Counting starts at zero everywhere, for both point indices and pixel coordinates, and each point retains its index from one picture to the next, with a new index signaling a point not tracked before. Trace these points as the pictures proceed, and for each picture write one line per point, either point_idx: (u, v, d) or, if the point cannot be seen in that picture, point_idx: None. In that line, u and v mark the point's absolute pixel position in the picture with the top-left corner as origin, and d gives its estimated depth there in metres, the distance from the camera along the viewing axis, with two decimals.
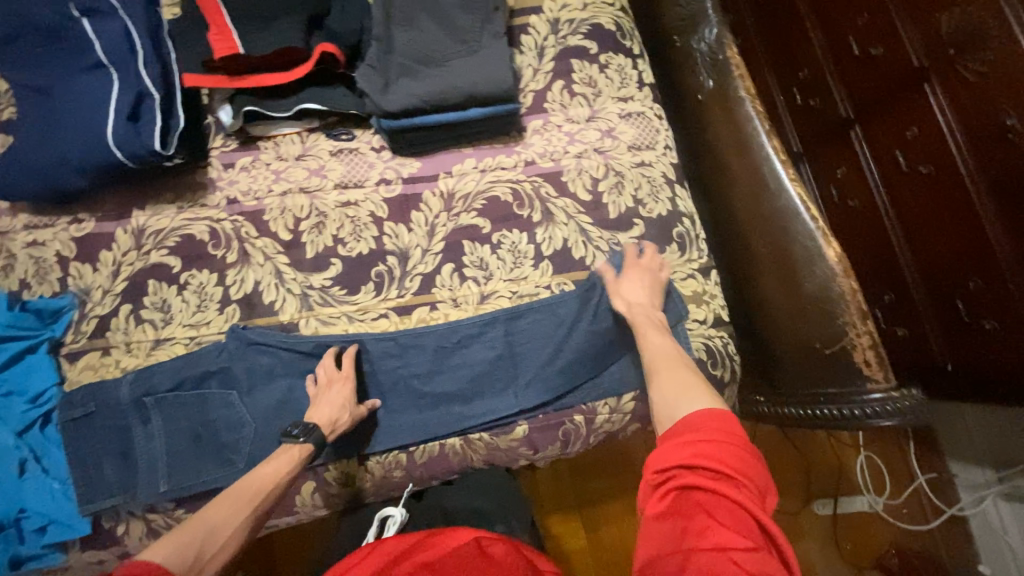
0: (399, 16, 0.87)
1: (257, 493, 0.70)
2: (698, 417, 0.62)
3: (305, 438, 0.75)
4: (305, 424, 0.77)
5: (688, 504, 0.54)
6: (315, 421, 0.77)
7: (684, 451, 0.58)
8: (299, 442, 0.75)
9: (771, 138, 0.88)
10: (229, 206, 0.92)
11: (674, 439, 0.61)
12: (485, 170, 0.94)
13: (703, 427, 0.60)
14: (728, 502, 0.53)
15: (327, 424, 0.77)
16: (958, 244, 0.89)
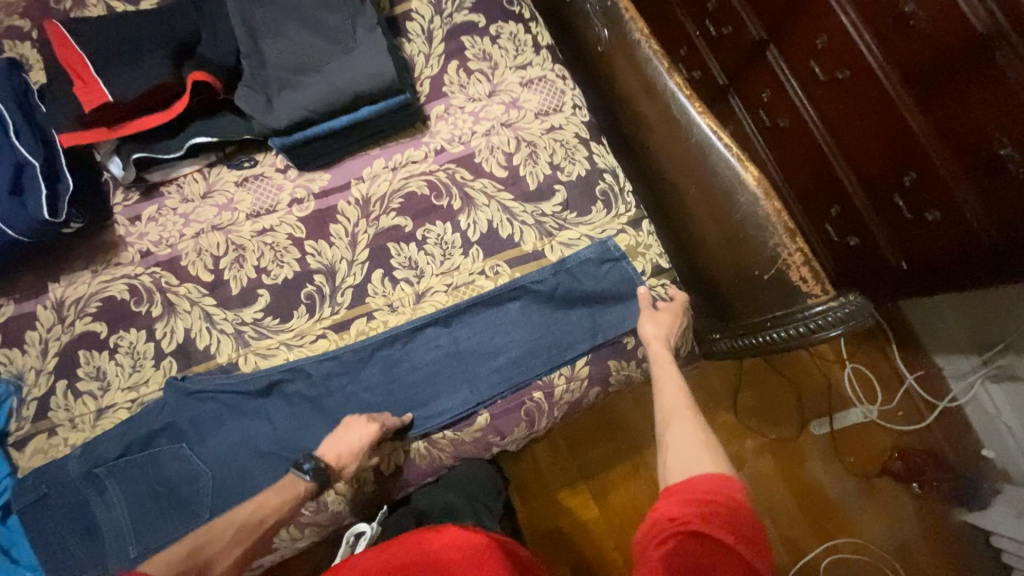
0: (263, 27, 0.84)
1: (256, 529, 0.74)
2: (706, 475, 0.62)
3: (311, 478, 0.75)
4: (316, 462, 0.76)
5: (692, 551, 0.56)
6: (326, 460, 0.77)
7: (694, 508, 0.59)
8: (307, 479, 0.75)
9: (673, 75, 0.87)
10: (144, 259, 0.90)
11: (688, 493, 0.61)
12: (396, 168, 0.92)
13: (715, 489, 0.61)
14: (733, 559, 0.55)
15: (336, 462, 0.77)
16: (885, 140, 1.01)
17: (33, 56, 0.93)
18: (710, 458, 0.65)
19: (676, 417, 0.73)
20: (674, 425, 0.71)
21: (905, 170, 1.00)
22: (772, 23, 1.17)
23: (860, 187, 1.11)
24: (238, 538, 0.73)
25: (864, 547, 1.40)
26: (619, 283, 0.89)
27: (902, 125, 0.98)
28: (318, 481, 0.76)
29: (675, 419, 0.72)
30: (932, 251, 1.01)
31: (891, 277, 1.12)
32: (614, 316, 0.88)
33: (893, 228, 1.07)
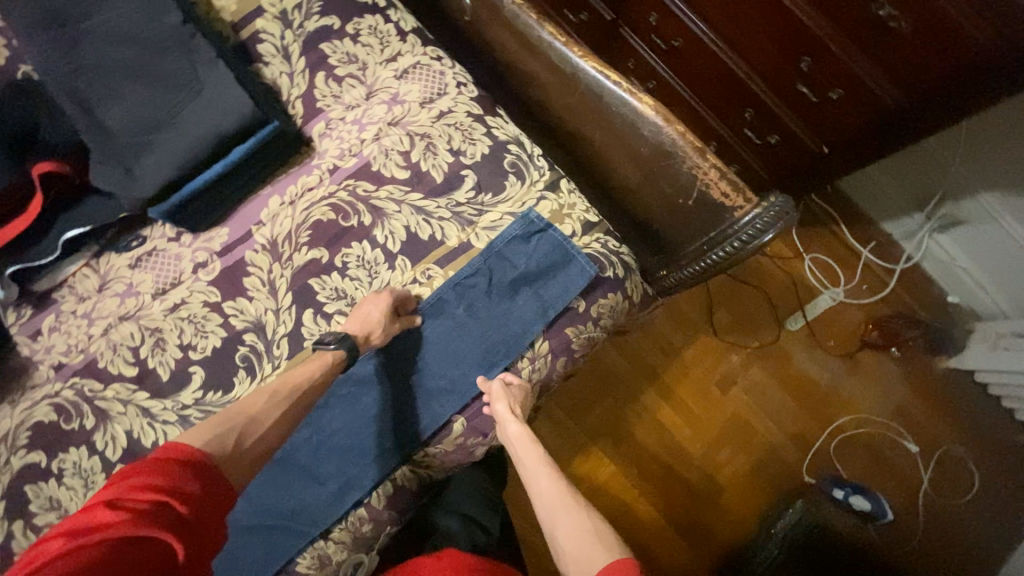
0: (95, 94, 0.76)
1: (291, 392, 0.74)
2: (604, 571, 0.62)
3: (336, 344, 0.78)
4: (338, 333, 0.80)
5: None
6: (347, 331, 0.80)
7: None
8: (331, 348, 0.78)
9: (545, 26, 0.84)
10: (59, 373, 0.83)
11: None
12: (294, 201, 0.86)
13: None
14: None
15: (358, 332, 0.79)
16: (773, 30, 1.00)
17: None
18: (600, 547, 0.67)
19: (562, 515, 0.74)
20: (561, 526, 0.73)
21: (800, 56, 0.99)
22: None
23: (763, 84, 1.10)
24: (275, 401, 0.73)
25: (863, 420, 1.46)
26: (551, 253, 0.87)
27: (785, 11, 0.96)
28: (344, 348, 0.78)
29: (562, 518, 0.74)
30: (844, 127, 1.01)
31: (816, 164, 1.12)
32: (555, 286, 0.86)
33: (805, 116, 1.07)
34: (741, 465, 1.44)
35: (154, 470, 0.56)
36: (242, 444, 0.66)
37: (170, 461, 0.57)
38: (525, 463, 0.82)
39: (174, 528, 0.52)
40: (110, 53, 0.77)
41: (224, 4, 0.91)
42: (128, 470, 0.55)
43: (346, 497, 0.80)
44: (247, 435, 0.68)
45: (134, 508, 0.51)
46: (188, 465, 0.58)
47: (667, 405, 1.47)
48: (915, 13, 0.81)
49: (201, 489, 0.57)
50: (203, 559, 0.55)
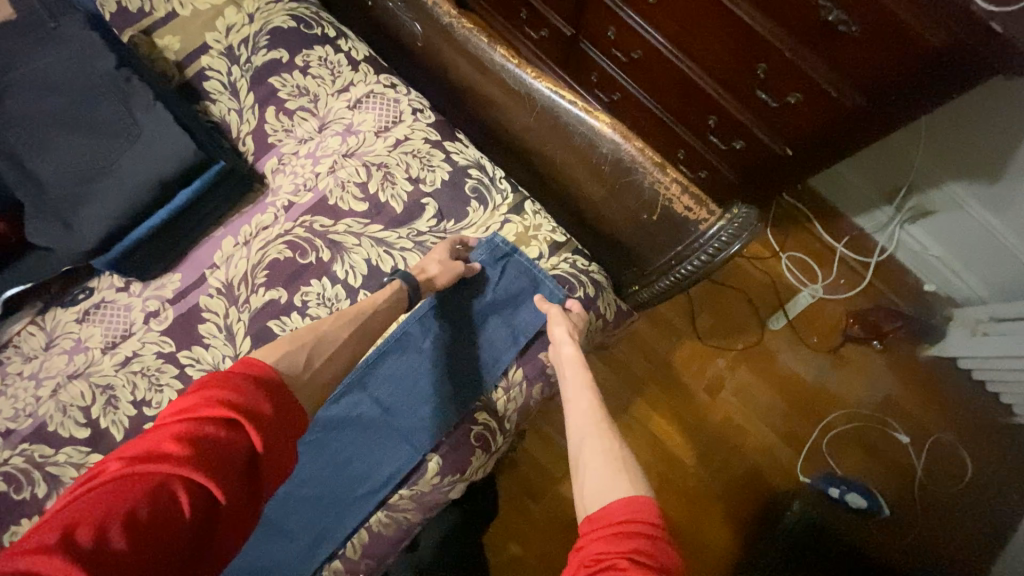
0: (26, 146, 0.72)
1: (359, 318, 0.73)
2: (615, 503, 0.54)
3: (397, 276, 0.79)
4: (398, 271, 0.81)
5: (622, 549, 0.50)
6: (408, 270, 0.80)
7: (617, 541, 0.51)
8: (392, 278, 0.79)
9: (496, 47, 0.85)
10: (6, 440, 0.78)
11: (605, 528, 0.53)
12: (249, 241, 0.83)
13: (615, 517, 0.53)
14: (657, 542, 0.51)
15: (417, 271, 0.80)
16: (727, 40, 1.01)
17: None
18: (623, 478, 0.58)
19: (591, 439, 0.66)
20: (589, 450, 0.64)
21: (755, 62, 1.00)
22: None
23: (723, 92, 1.10)
24: (340, 325, 0.71)
25: (853, 415, 1.45)
26: (519, 277, 0.85)
27: (736, 20, 0.97)
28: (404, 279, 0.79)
29: (590, 442, 0.65)
30: (806, 130, 1.02)
31: (782, 166, 1.12)
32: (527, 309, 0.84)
33: (766, 120, 1.07)
34: (736, 471, 1.41)
35: (226, 389, 0.52)
36: (314, 363, 0.64)
37: (243, 382, 0.53)
38: (568, 382, 0.76)
39: (234, 463, 0.48)
40: (42, 102, 0.73)
41: (167, 43, 0.88)
42: (207, 380, 0.53)
43: (319, 550, 0.76)
44: (319, 356, 0.65)
45: (197, 433, 0.48)
46: (259, 386, 0.54)
47: (656, 413, 1.45)
48: (861, 16, 0.82)
49: (272, 415, 0.53)
50: (262, 496, 0.51)
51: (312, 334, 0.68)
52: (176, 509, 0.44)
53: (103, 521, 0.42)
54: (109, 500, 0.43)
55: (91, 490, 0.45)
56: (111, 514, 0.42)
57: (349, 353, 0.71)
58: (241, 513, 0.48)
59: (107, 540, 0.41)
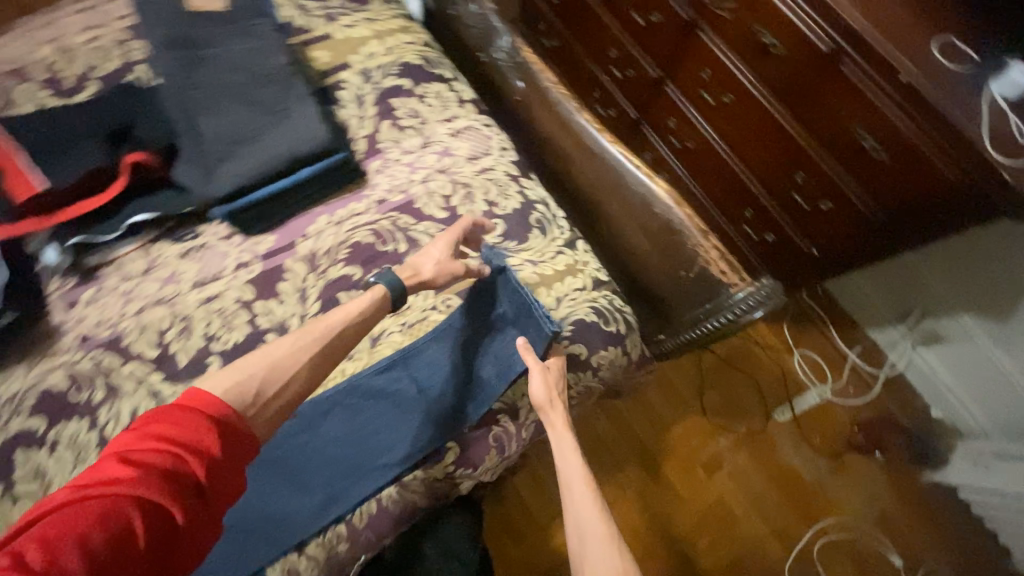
0: (197, 106, 0.89)
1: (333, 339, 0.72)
2: None
3: (381, 282, 0.81)
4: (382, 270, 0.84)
5: None
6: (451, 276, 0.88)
7: None
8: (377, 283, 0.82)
9: (584, 114, 1.02)
10: (84, 344, 0.87)
11: None
12: (340, 222, 0.96)
13: None
14: None
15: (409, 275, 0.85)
16: (774, 146, 1.17)
17: None
18: None
19: (592, 534, 0.68)
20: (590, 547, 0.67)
21: (794, 170, 1.15)
22: (664, 63, 1.33)
23: (764, 189, 1.25)
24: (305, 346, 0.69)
25: (847, 524, 1.44)
26: (563, 300, 0.93)
27: (785, 132, 1.14)
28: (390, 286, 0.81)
29: (591, 537, 0.68)
30: (832, 236, 1.15)
31: (807, 264, 1.25)
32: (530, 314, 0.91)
33: (797, 221, 1.21)
34: (722, 556, 1.39)
35: (172, 425, 0.55)
36: (265, 395, 0.62)
37: (191, 415, 0.56)
38: (563, 467, 0.77)
39: (174, 502, 0.51)
40: (219, 77, 0.91)
41: (318, 55, 1.07)
42: (155, 415, 0.56)
43: (330, 510, 0.80)
44: (271, 385, 0.64)
45: (138, 473, 0.50)
46: (205, 421, 0.56)
47: (650, 479, 1.46)
48: (891, 148, 0.97)
49: (216, 453, 0.55)
50: (213, 519, 0.55)
51: (260, 359, 0.65)
52: (128, 537, 0.48)
53: (50, 551, 0.45)
54: (61, 528, 0.47)
55: (41, 520, 0.48)
56: (60, 540, 0.46)
57: (311, 377, 0.68)
58: (193, 533, 0.53)
59: (60, 565, 0.45)
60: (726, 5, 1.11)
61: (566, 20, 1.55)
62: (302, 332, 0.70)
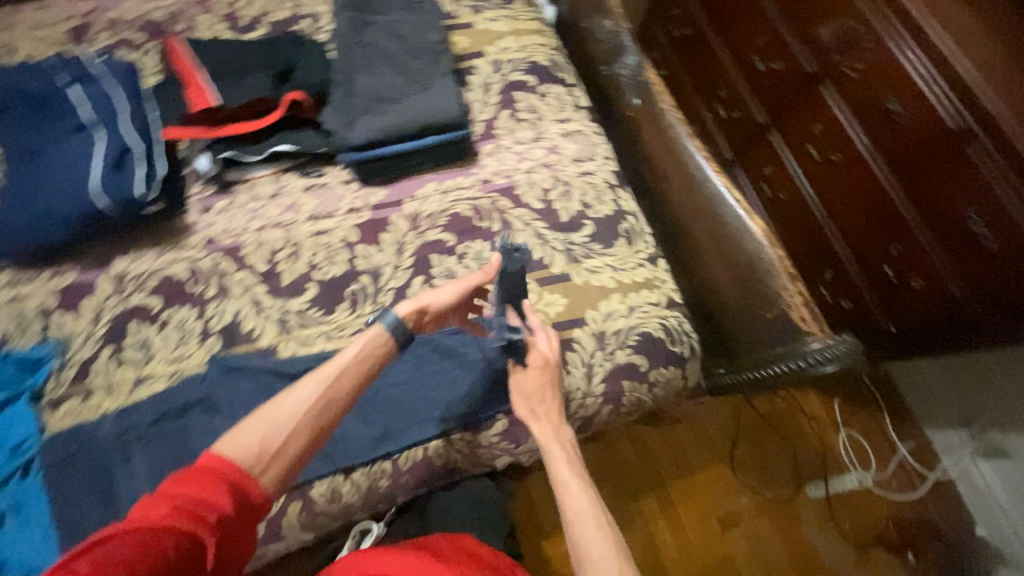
0: (355, 65, 1.00)
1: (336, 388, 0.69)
2: None
3: (384, 324, 0.76)
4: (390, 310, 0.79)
5: None
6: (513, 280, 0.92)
7: None
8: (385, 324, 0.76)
9: (693, 141, 1.03)
10: (207, 246, 0.98)
11: None
12: (446, 191, 1.04)
13: None
14: None
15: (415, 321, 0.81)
16: (873, 212, 1.15)
17: (148, 62, 1.07)
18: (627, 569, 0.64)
19: (587, 524, 0.68)
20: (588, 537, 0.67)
21: (889, 242, 1.13)
22: (775, 111, 1.35)
23: (851, 255, 1.23)
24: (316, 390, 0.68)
25: None
26: (636, 310, 0.95)
27: (890, 201, 1.12)
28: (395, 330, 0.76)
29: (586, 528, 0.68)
30: (917, 316, 1.12)
31: (882, 338, 1.21)
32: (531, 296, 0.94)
33: (880, 293, 1.18)
34: None
35: (197, 484, 0.56)
36: (271, 448, 0.63)
37: (219, 475, 0.58)
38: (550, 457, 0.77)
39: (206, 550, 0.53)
40: (379, 44, 1.02)
41: (459, 40, 1.17)
42: (180, 474, 0.57)
43: (382, 445, 0.86)
44: (275, 439, 0.63)
45: (168, 526, 0.52)
46: (223, 476, 0.58)
47: (662, 518, 1.44)
48: (1005, 239, 0.94)
49: (234, 504, 0.57)
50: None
51: (279, 410, 0.65)
52: None
53: None
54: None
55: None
56: None
57: (315, 433, 0.67)
58: None
59: None
60: (856, 67, 1.12)
61: (682, 53, 1.60)
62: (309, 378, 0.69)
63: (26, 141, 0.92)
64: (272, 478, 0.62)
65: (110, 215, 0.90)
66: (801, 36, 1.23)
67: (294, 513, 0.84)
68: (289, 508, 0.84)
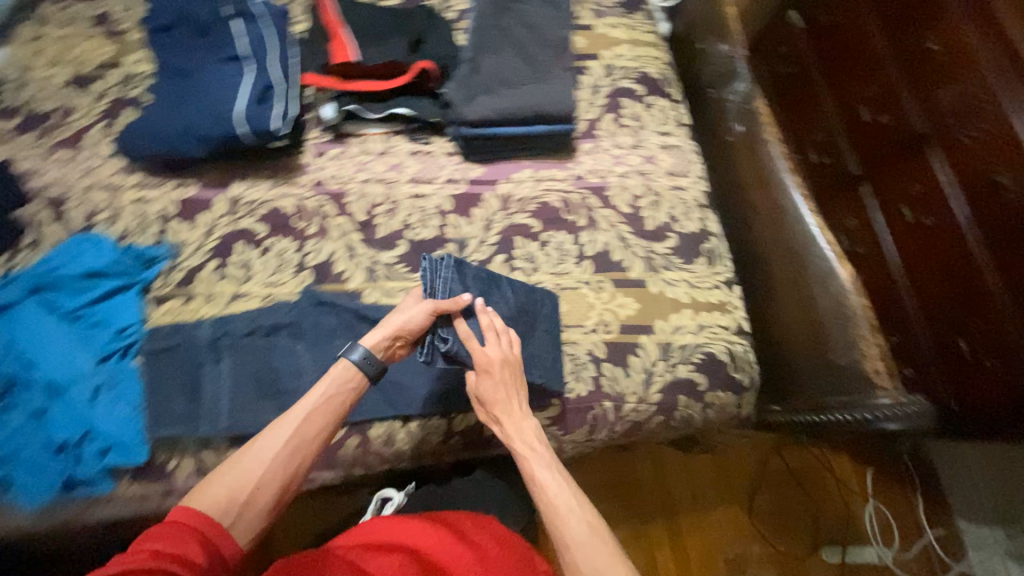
0: (483, 46, 1.06)
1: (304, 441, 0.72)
2: None
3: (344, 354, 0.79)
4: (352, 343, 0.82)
5: None
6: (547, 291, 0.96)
7: None
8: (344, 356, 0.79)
9: (793, 176, 1.02)
10: (315, 187, 1.06)
11: None
12: (539, 180, 1.08)
13: None
14: None
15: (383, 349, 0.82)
16: (963, 296, 0.94)
17: (295, 10, 1.16)
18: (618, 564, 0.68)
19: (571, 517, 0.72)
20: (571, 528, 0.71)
21: (958, 336, 0.95)
22: (873, 165, 1.17)
23: (935, 333, 0.99)
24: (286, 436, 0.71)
25: None
26: (704, 329, 0.97)
27: (981, 289, 0.91)
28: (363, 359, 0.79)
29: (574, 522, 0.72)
30: (972, 411, 0.93)
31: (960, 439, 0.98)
32: (500, 292, 0.92)
33: (957, 386, 0.96)
34: None
35: (172, 543, 0.59)
36: (241, 499, 0.66)
37: (194, 529, 0.61)
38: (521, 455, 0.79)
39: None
40: (509, 31, 1.08)
41: (577, 41, 1.22)
42: (150, 533, 0.60)
43: (442, 403, 0.91)
44: (246, 487, 0.67)
45: (156, 567, 0.56)
46: (196, 531, 0.61)
47: (668, 547, 1.43)
48: None
49: (208, 559, 0.60)
50: None
51: (248, 460, 0.68)
52: None
53: None
54: None
55: None
56: None
57: (288, 478, 0.70)
58: None
59: None
60: (973, 133, 0.93)
61: (780, 91, 1.47)
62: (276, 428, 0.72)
63: (183, 61, 1.03)
64: (244, 531, 0.65)
65: (245, 142, 0.98)
66: (920, 92, 1.05)
67: (350, 447, 0.90)
68: (347, 441, 0.90)
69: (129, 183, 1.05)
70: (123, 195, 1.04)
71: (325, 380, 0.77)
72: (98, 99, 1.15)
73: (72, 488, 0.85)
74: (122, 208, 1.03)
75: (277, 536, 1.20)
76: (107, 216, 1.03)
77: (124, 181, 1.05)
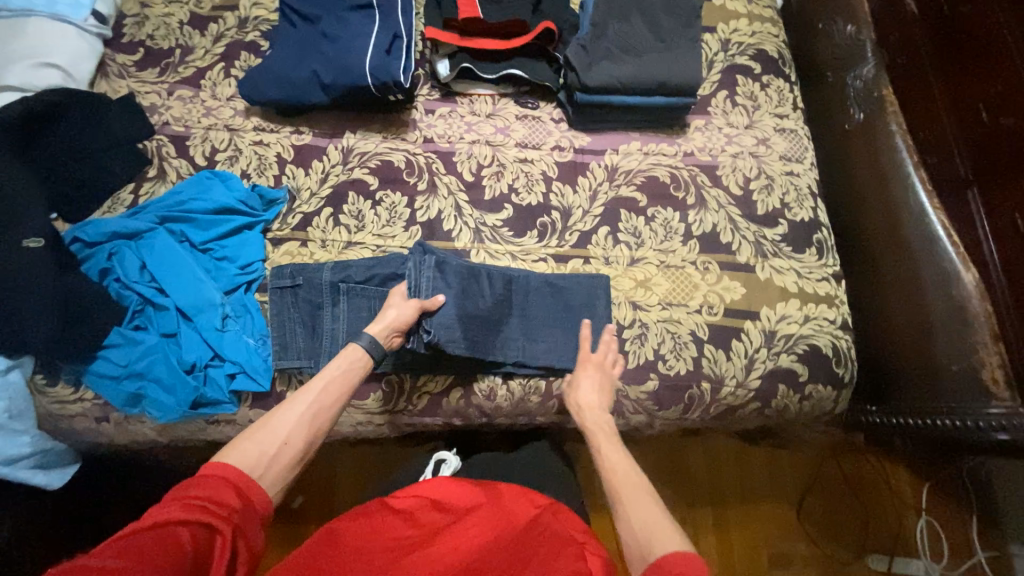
0: (607, 12, 1.05)
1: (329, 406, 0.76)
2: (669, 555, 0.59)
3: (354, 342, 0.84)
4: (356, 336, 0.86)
5: None
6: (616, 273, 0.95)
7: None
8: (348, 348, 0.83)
9: (919, 169, 0.94)
10: (425, 144, 1.07)
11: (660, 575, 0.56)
12: (648, 154, 1.07)
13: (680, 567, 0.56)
14: None
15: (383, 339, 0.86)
16: None
17: None
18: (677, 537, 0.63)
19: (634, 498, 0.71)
20: (635, 506, 0.69)
21: None
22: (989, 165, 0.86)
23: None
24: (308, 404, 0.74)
25: None
26: (807, 320, 0.96)
27: None
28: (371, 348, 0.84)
29: (633, 500, 0.70)
30: None
31: None
32: (491, 281, 0.94)
33: None
34: None
35: (208, 489, 0.58)
36: (271, 454, 0.67)
37: (229, 481, 0.60)
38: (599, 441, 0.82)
39: (222, 545, 0.54)
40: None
41: None
42: (187, 482, 0.59)
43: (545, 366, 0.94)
44: (274, 444, 0.68)
45: (185, 518, 0.54)
46: (229, 481, 0.60)
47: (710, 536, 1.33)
48: None
49: (241, 504, 0.59)
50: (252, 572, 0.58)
51: (273, 423, 0.70)
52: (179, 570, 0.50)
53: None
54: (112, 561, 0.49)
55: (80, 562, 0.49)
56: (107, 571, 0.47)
57: (311, 439, 0.72)
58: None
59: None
60: None
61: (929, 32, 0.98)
62: (297, 397, 0.74)
63: (314, 9, 1.07)
64: (272, 486, 0.65)
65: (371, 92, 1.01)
66: None
67: (454, 397, 0.94)
68: (451, 392, 0.94)
69: (248, 126, 1.09)
70: (242, 137, 1.08)
71: (336, 359, 0.82)
72: (214, 40, 1.18)
73: (197, 408, 0.90)
74: (241, 149, 1.07)
75: (353, 475, 1.26)
76: (226, 156, 1.07)
77: (243, 124, 1.09)
